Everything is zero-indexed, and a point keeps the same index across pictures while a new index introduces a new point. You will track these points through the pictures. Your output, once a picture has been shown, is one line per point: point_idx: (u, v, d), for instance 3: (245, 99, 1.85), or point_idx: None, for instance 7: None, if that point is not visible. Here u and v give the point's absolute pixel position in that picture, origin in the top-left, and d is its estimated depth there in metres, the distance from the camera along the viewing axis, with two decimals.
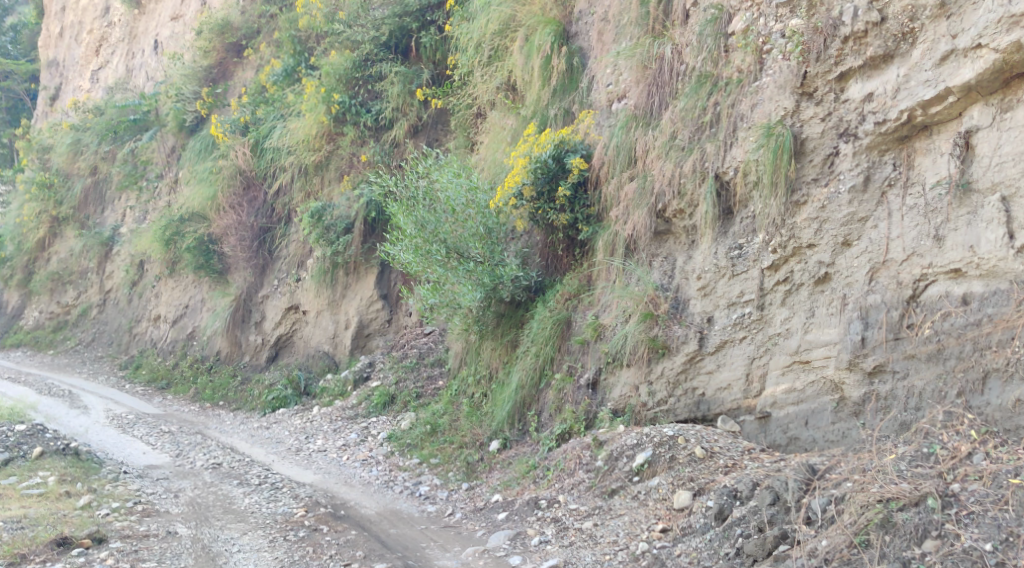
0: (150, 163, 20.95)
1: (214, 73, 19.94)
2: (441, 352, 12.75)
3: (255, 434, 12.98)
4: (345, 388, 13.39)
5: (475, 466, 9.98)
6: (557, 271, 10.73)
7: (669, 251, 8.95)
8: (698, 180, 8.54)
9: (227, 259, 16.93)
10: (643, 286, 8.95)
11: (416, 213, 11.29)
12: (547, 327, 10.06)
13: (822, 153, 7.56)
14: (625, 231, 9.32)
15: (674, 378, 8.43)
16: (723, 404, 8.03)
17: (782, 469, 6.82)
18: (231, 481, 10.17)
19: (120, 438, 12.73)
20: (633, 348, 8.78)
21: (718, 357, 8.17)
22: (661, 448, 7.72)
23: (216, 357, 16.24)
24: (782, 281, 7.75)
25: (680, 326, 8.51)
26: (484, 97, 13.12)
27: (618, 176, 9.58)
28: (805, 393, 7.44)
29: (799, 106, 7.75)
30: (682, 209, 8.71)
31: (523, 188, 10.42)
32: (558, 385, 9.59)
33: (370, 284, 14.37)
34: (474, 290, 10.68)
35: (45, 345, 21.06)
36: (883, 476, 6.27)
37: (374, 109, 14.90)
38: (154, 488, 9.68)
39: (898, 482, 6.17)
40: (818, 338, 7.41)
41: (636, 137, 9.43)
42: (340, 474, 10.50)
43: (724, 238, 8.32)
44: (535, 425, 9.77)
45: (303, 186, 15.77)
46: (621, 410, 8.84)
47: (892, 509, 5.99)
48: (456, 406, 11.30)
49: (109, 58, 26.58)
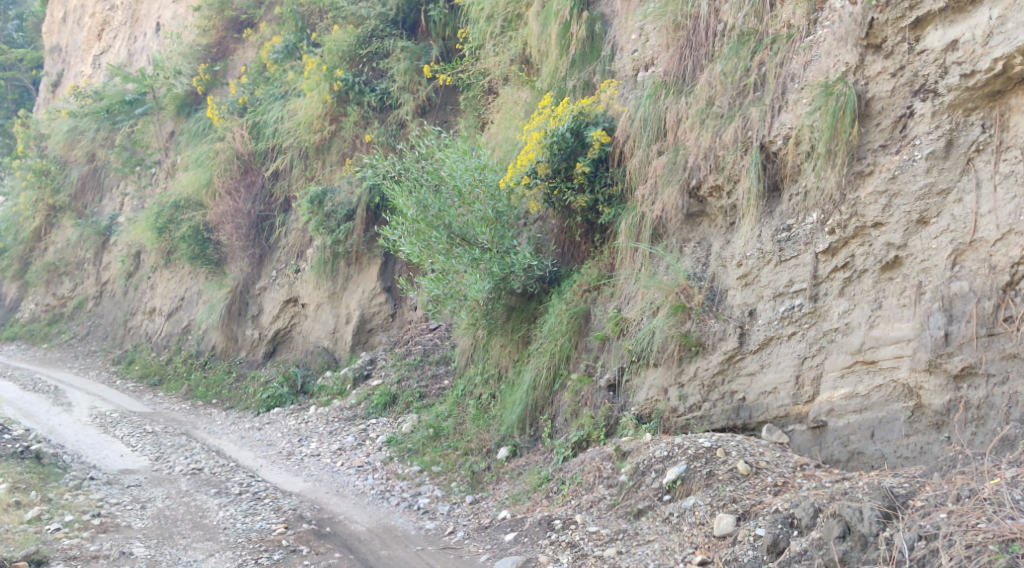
0: (147, 147, 19.89)
1: (214, 52, 18.98)
2: (447, 349, 11.65)
3: (246, 436, 11.91)
4: (345, 387, 12.31)
5: (482, 476, 8.90)
6: (575, 260, 9.63)
7: (702, 235, 7.90)
8: (740, 152, 7.44)
9: (223, 249, 15.90)
10: (673, 275, 7.86)
11: (418, 194, 10.20)
12: (563, 320, 8.95)
13: (892, 114, 6.47)
14: (651, 212, 8.23)
15: (709, 380, 7.33)
16: (767, 411, 6.92)
17: (851, 491, 5.69)
18: (207, 490, 9.09)
19: (97, 439, 11.68)
20: (662, 346, 7.68)
21: (761, 357, 7.05)
22: (696, 462, 6.59)
23: (211, 352, 15.21)
24: (841, 268, 6.63)
25: (718, 321, 7.41)
26: (497, 70, 12.05)
27: (645, 149, 8.45)
28: (870, 399, 6.32)
29: (863, 61, 6.64)
30: (719, 186, 7.64)
31: (537, 165, 9.29)
32: (575, 387, 8.53)
33: (372, 275, 13.26)
34: (482, 280, 9.59)
35: (39, 338, 20.08)
36: (995, 508, 5.15)
37: (379, 88, 13.73)
38: (120, 498, 8.63)
39: (1016, 517, 5.04)
40: (886, 335, 6.30)
41: (666, 106, 8.32)
42: (331, 483, 9.42)
43: (769, 218, 7.22)
44: (548, 431, 8.69)
45: (304, 171, 14.73)
46: (646, 416, 7.74)
47: (1017, 554, 4.85)
48: (462, 408, 10.21)
49: (111, 42, 25.56)
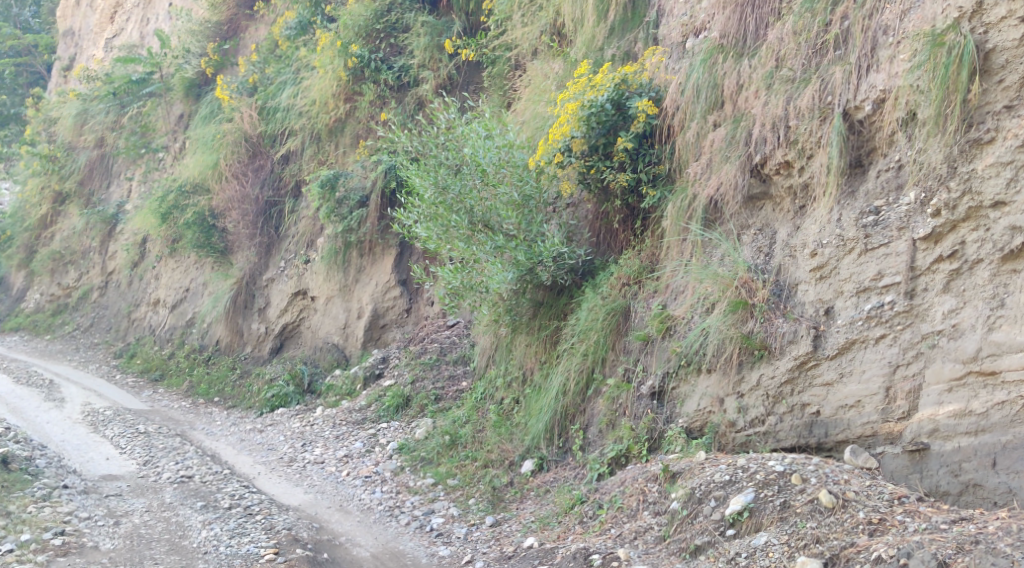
0: (155, 131, 18.86)
1: (225, 30, 17.87)
2: (466, 347, 10.54)
3: (246, 438, 10.84)
4: (354, 387, 11.22)
5: (504, 494, 7.83)
6: (611, 250, 8.51)
7: (765, 221, 6.83)
8: (817, 120, 6.36)
9: (229, 237, 14.81)
10: (731, 266, 6.82)
11: (436, 175, 9.17)
12: (599, 317, 7.84)
13: (1019, 70, 5.41)
14: (705, 192, 7.20)
15: (776, 391, 6.28)
16: (849, 429, 5.83)
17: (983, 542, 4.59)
18: (193, 502, 8.00)
19: (85, 439, 10.64)
20: (718, 348, 6.67)
21: (841, 365, 5.97)
22: (766, 490, 5.48)
23: (215, 346, 14.14)
24: (946, 258, 5.57)
25: (786, 321, 6.34)
26: (527, 44, 10.91)
27: (700, 120, 7.37)
28: (988, 419, 5.20)
29: (982, 6, 5.57)
30: (789, 162, 6.55)
31: (572, 141, 8.15)
32: (612, 394, 7.43)
33: (386, 267, 12.15)
34: (506, 270, 8.54)
35: (42, 329, 19.13)
36: None
37: (396, 65, 12.58)
38: (91, 511, 7.60)
39: None
40: (1010, 340, 5.20)
41: (724, 72, 7.25)
42: (334, 497, 8.37)
43: (851, 200, 6.15)
44: (579, 443, 7.60)
45: (316, 154, 13.66)
46: (696, 430, 6.75)
47: None
48: (482, 413, 9.10)
49: (124, 25, 24.50)
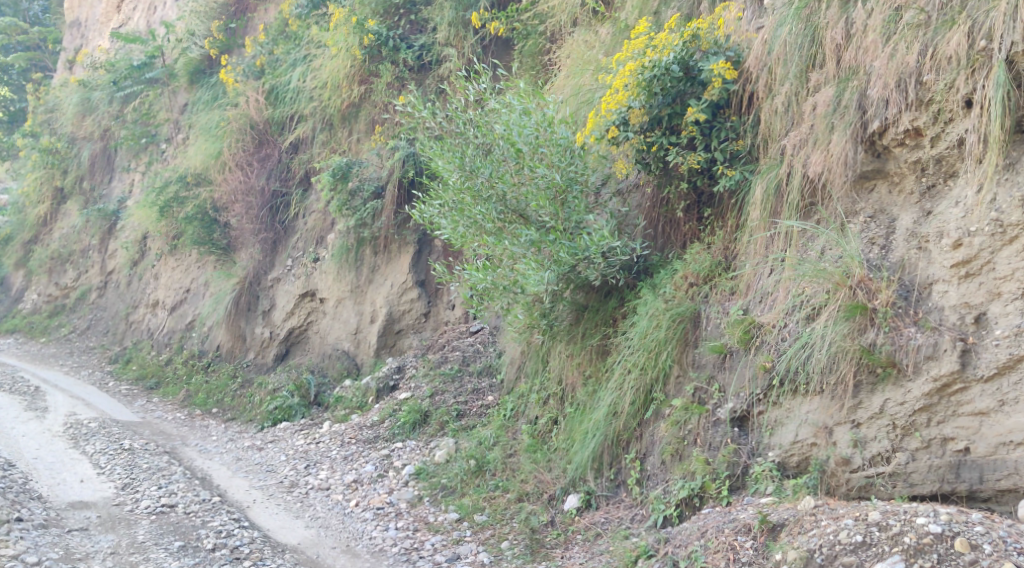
0: (157, 120, 17.43)
1: (232, 10, 16.48)
2: (493, 357, 9.11)
3: (243, 458, 9.43)
4: (366, 400, 9.82)
5: (545, 537, 6.41)
6: (670, 245, 7.10)
7: (881, 205, 5.50)
8: (965, 71, 5.05)
9: (232, 233, 13.44)
10: (840, 261, 5.42)
11: (463, 155, 7.75)
12: (661, 324, 6.37)
13: None
14: (801, 170, 5.77)
15: (906, 420, 4.95)
16: (1017, 474, 4.63)
17: None
18: (168, 542, 6.62)
19: (60, 457, 9.22)
20: (827, 365, 5.26)
21: (1000, 390, 4.73)
22: (921, 560, 4.33)
23: (214, 353, 12.73)
24: None
25: (920, 331, 5.01)
26: (566, 14, 9.47)
27: (795, 82, 6.00)
28: None
29: None
30: (922, 129, 5.27)
31: (630, 113, 6.74)
32: (677, 418, 6.01)
33: (403, 266, 10.74)
34: (545, 269, 7.12)
35: (38, 332, 17.76)
36: None
37: (417, 43, 11.15)
38: (43, 555, 6.29)
39: None
40: None
41: (827, 22, 5.87)
42: (339, 534, 6.99)
43: (1012, 176, 4.90)
44: (636, 476, 6.19)
45: (327, 141, 12.26)
46: (792, 466, 5.36)
47: None
48: (513, 434, 7.67)
49: (131, 14, 23.10)
